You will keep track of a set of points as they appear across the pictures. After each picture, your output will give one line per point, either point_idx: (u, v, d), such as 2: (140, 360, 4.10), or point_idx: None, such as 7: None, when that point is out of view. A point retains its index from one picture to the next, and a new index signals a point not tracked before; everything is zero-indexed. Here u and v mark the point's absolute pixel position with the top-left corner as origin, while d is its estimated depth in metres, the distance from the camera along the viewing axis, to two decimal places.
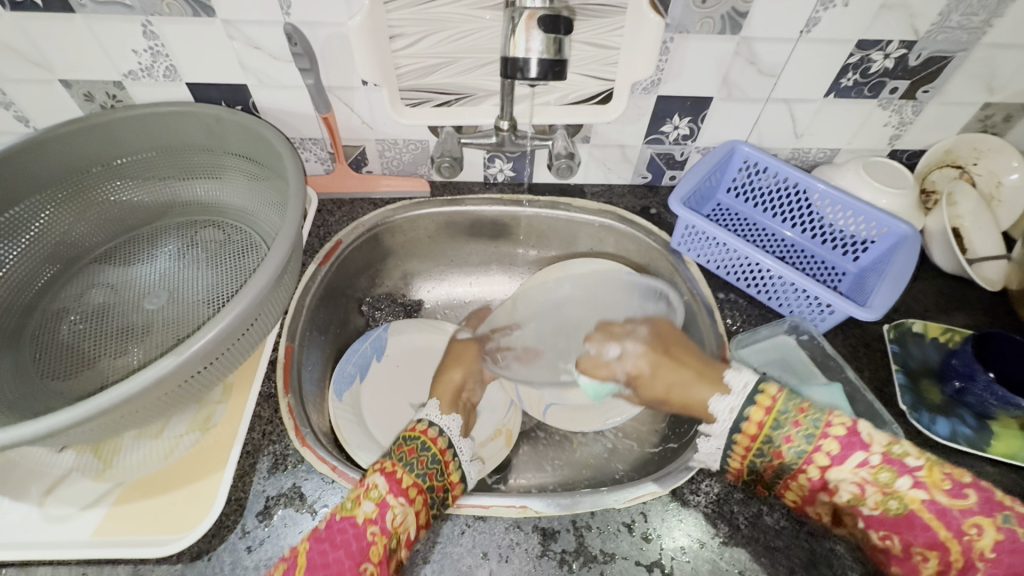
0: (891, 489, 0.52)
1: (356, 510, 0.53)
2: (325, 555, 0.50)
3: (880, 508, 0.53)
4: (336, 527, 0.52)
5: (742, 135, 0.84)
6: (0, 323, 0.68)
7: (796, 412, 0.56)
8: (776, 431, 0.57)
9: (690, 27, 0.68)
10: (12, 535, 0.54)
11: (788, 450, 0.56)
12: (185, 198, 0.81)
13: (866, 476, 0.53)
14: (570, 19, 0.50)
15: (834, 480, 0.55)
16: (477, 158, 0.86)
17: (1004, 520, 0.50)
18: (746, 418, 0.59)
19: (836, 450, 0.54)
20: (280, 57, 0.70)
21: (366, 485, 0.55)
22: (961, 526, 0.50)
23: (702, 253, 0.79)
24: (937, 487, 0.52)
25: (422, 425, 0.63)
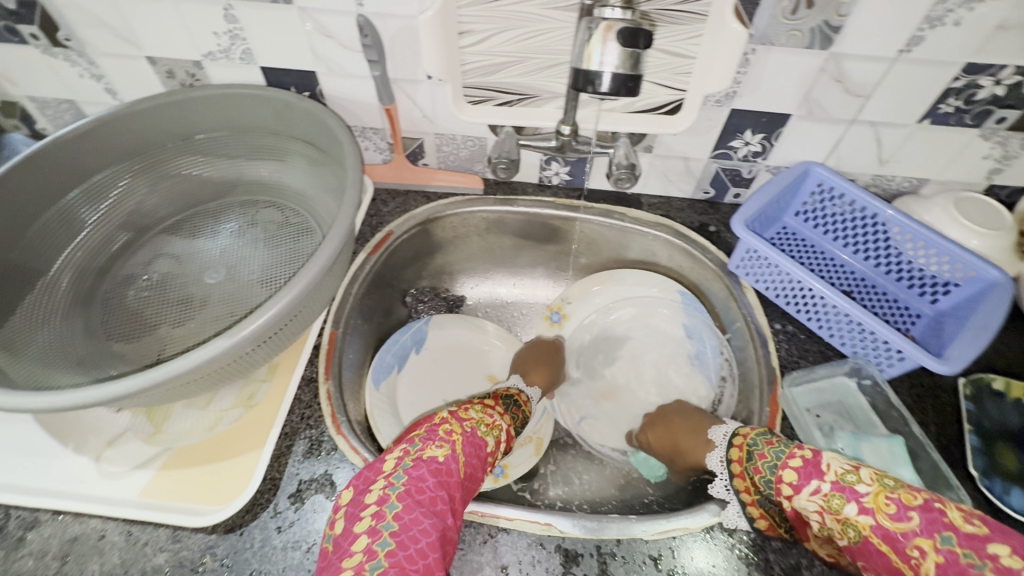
0: (844, 516, 0.51)
1: (487, 437, 0.62)
2: (471, 460, 0.58)
3: (846, 539, 0.51)
4: (476, 440, 0.60)
5: (819, 157, 0.78)
6: (76, 283, 0.73)
7: (763, 445, 0.60)
8: (750, 465, 0.59)
9: (775, 39, 0.64)
10: (70, 485, 0.57)
11: (763, 485, 0.57)
12: (250, 178, 0.83)
13: (822, 503, 0.52)
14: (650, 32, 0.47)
15: (802, 511, 0.54)
16: (534, 159, 0.84)
17: (943, 541, 0.44)
18: (731, 460, 0.62)
19: (795, 478, 0.55)
20: (349, 47, 0.70)
21: (494, 422, 0.65)
22: (905, 549, 0.46)
23: (763, 279, 0.74)
24: (880, 510, 0.49)
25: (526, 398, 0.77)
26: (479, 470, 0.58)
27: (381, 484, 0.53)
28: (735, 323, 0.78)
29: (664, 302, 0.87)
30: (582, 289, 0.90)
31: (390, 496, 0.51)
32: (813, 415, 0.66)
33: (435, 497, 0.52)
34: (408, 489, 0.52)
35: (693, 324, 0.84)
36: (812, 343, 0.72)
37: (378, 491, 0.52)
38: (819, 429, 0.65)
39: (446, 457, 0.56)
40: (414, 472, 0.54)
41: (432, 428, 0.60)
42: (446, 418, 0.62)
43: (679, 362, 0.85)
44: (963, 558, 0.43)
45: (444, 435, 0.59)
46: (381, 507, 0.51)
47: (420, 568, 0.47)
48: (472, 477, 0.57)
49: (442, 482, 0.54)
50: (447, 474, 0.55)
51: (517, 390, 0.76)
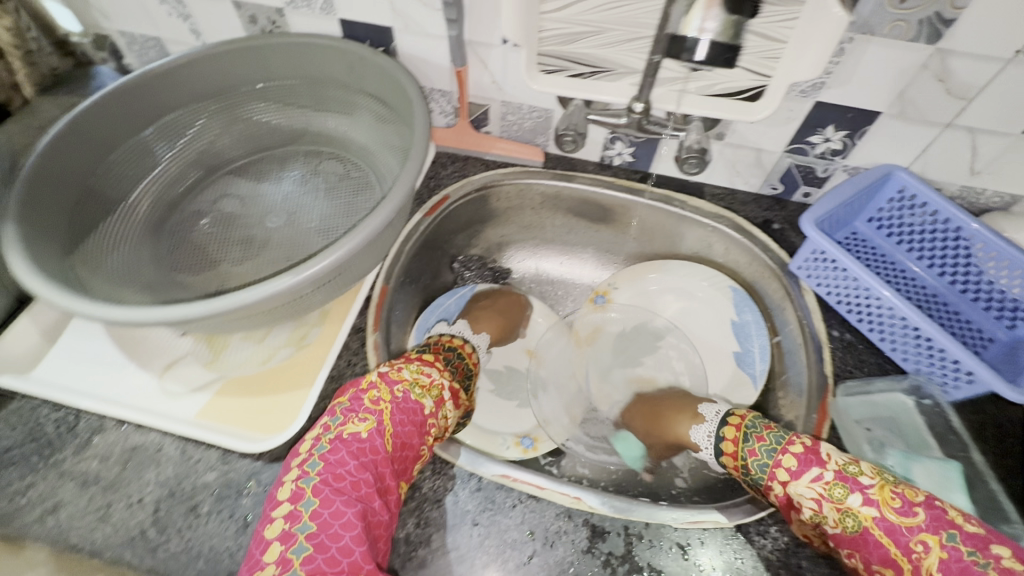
0: (845, 506, 0.54)
1: (423, 398, 0.59)
2: (403, 426, 0.56)
3: (840, 528, 0.54)
4: (409, 405, 0.57)
5: (903, 162, 0.73)
6: (150, 213, 0.76)
7: (762, 429, 0.62)
8: (745, 445, 0.62)
9: (877, 28, 0.60)
10: (134, 398, 0.61)
11: (754, 466, 0.60)
12: (317, 129, 0.84)
13: (823, 491, 0.55)
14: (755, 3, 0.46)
15: (795, 497, 0.56)
16: (599, 137, 0.82)
17: (950, 539, 0.49)
18: (724, 445, 0.65)
19: (795, 465, 0.56)
20: (429, 4, 0.70)
21: (432, 381, 0.61)
22: (907, 543, 0.51)
23: (826, 283, 0.71)
24: (887, 504, 0.52)
25: (466, 346, 0.73)
26: (414, 437, 0.56)
27: (293, 479, 0.52)
28: (788, 325, 0.75)
29: (713, 296, 0.85)
30: (633, 275, 0.88)
31: (305, 491, 0.50)
32: (864, 428, 0.64)
33: (357, 482, 0.51)
34: (324, 480, 0.51)
35: (741, 321, 0.82)
36: (870, 355, 0.69)
37: (291, 487, 0.51)
38: (868, 444, 0.62)
39: (369, 433, 0.54)
40: (333, 457, 0.52)
41: (356, 395, 0.58)
42: (374, 380, 0.59)
43: (722, 359, 0.82)
44: (966, 556, 0.48)
45: (368, 406, 0.56)
46: (294, 506, 0.50)
47: (345, 568, 0.47)
48: (406, 445, 0.56)
49: (365, 463, 0.52)
50: (371, 453, 0.53)
51: (451, 338, 0.73)
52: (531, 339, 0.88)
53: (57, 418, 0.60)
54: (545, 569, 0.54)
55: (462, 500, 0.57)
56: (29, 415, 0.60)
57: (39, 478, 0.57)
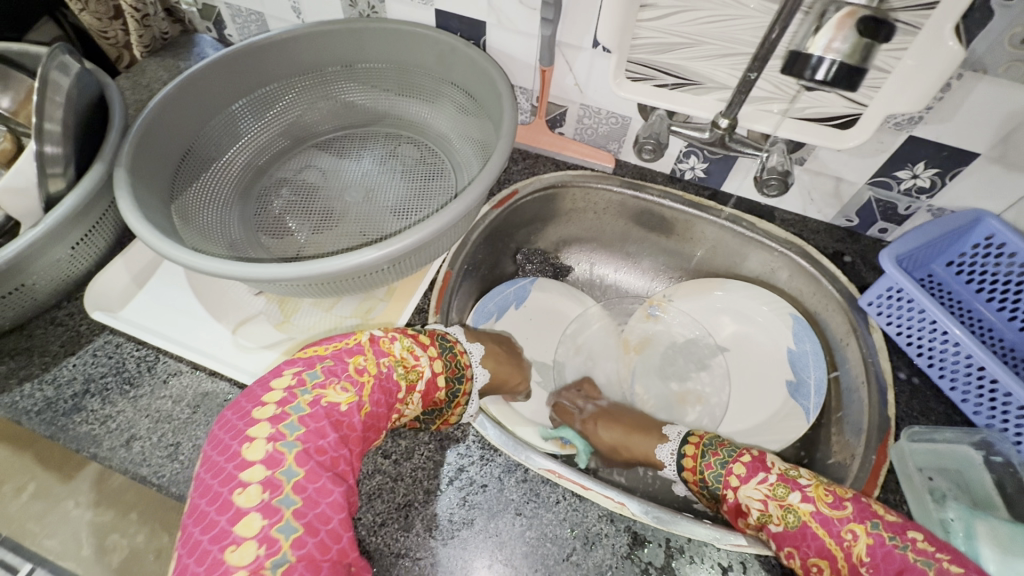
0: (788, 503, 0.58)
1: (402, 380, 0.60)
2: (379, 405, 0.58)
3: (782, 525, 0.58)
4: (387, 381, 0.59)
5: (995, 208, 0.70)
6: (238, 176, 0.80)
7: (717, 446, 0.65)
8: (702, 460, 0.65)
9: (991, 67, 0.57)
10: (211, 348, 0.65)
11: (711, 481, 0.63)
12: (399, 113, 0.87)
13: (768, 491, 0.60)
14: (892, 29, 0.44)
15: (744, 500, 0.61)
16: (674, 149, 0.82)
17: (874, 526, 0.54)
18: (684, 463, 0.66)
19: (742, 472, 0.62)
20: (527, 3, 0.71)
21: (416, 364, 0.60)
22: (839, 532, 0.55)
23: (898, 323, 0.69)
24: (821, 499, 0.57)
25: (467, 356, 0.64)
26: (384, 418, 0.58)
27: (268, 440, 0.52)
28: (850, 361, 0.73)
29: (773, 321, 0.83)
30: (698, 288, 0.88)
31: (284, 456, 0.51)
32: (925, 477, 0.61)
33: (337, 458, 0.53)
34: (306, 450, 0.52)
35: (799, 350, 0.80)
36: (937, 402, 0.66)
37: (264, 448, 0.52)
38: (928, 493, 0.60)
39: (349, 406, 0.56)
40: (313, 426, 0.54)
41: (339, 357, 0.59)
42: (363, 345, 0.61)
43: (774, 386, 0.80)
44: (888, 540, 0.53)
45: (351, 375, 0.58)
46: (272, 473, 0.50)
47: (334, 554, 0.48)
48: (376, 425, 0.58)
49: (343, 437, 0.55)
50: (348, 428, 0.55)
51: (450, 335, 0.65)
52: (579, 335, 0.87)
53: (139, 355, 0.64)
54: (584, 569, 0.54)
55: (507, 489, 0.58)
56: (114, 349, 0.65)
57: (118, 409, 0.61)
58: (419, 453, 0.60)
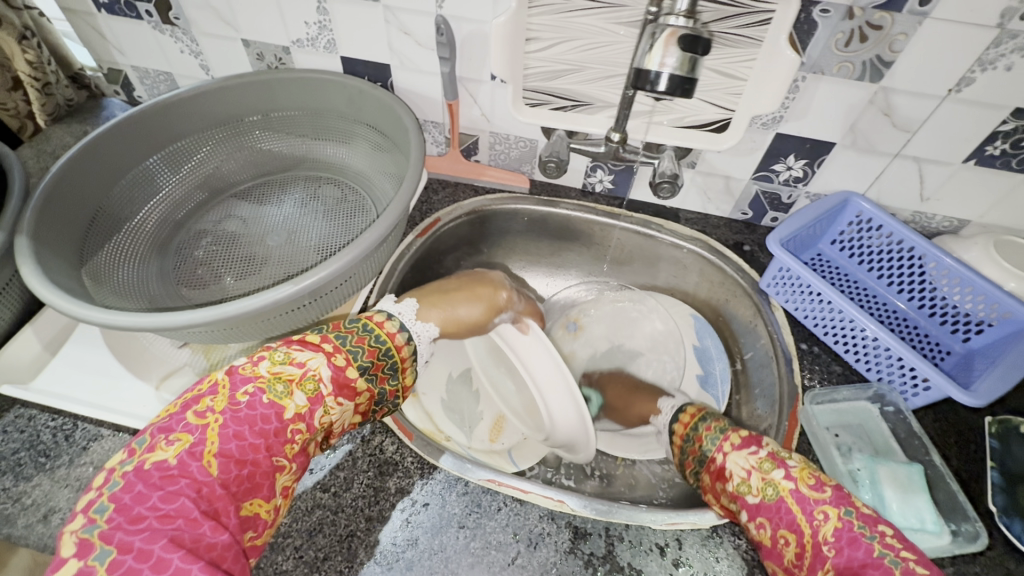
0: (769, 476, 0.57)
1: (285, 399, 0.55)
2: (235, 440, 0.51)
3: (760, 496, 0.56)
4: (255, 408, 0.53)
5: (860, 188, 0.80)
6: (154, 234, 0.80)
7: (713, 423, 0.66)
8: (697, 430, 0.66)
9: (826, 68, 0.67)
10: (135, 407, 0.63)
11: (703, 443, 0.64)
12: (317, 156, 0.89)
13: (755, 463, 0.59)
14: (709, 41, 0.51)
15: (729, 467, 0.60)
16: (581, 165, 0.88)
17: (847, 513, 0.53)
18: (676, 422, 0.71)
19: (737, 440, 0.62)
20: (424, 44, 0.77)
21: (307, 373, 0.56)
22: (813, 511, 0.54)
23: (792, 300, 0.76)
24: (802, 480, 0.56)
25: (388, 323, 0.65)
26: (249, 451, 0.52)
27: (76, 530, 0.45)
28: (759, 341, 0.80)
29: (677, 322, 0.90)
30: (611, 301, 0.94)
31: (92, 540, 0.44)
32: (832, 433, 0.67)
33: (168, 513, 0.46)
34: (115, 524, 0.45)
35: (702, 346, 0.87)
36: (836, 366, 0.73)
37: (75, 539, 0.44)
38: (836, 448, 0.65)
39: (180, 458, 0.49)
40: (129, 496, 0.47)
41: (182, 410, 0.53)
42: (215, 385, 0.55)
43: (687, 382, 0.86)
44: (857, 528, 0.52)
45: (189, 423, 0.52)
46: (83, 562, 0.43)
47: None
48: (243, 461, 0.51)
49: (175, 490, 0.48)
50: (185, 478, 0.48)
51: (373, 313, 0.66)
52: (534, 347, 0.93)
53: (55, 425, 0.62)
54: (529, 570, 0.55)
55: (449, 504, 0.59)
56: (27, 422, 0.62)
57: (34, 484, 0.58)
58: (358, 481, 0.60)
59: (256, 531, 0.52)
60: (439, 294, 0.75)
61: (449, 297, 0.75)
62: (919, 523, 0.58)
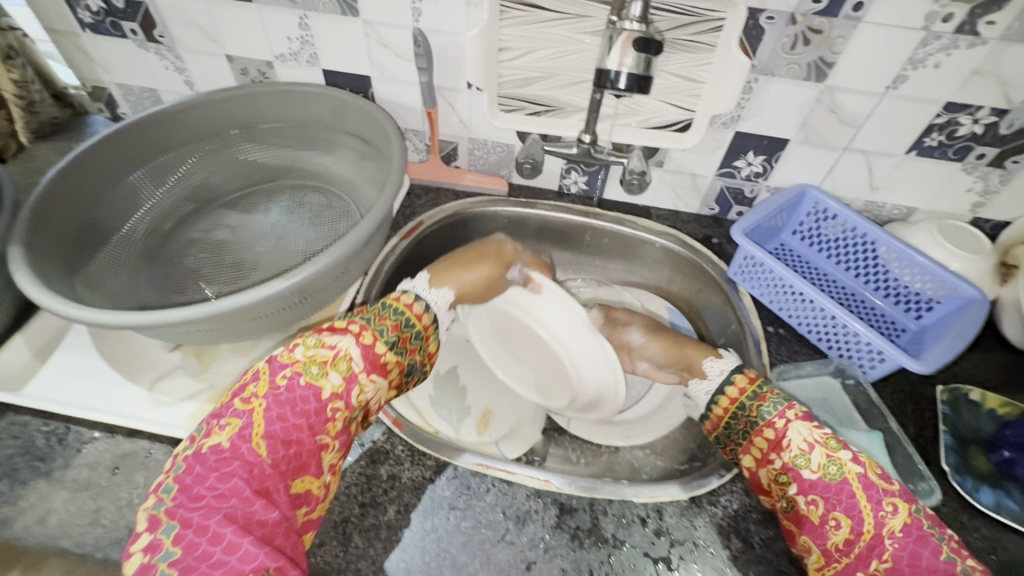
0: (835, 455, 0.57)
1: (322, 380, 0.57)
2: (279, 422, 0.54)
3: (821, 474, 0.57)
4: (296, 393, 0.56)
5: (815, 181, 0.86)
6: (143, 244, 0.82)
7: (768, 393, 0.65)
8: (753, 395, 0.65)
9: (776, 70, 0.73)
10: (128, 408, 0.64)
11: (761, 408, 0.64)
12: (302, 166, 0.92)
13: (819, 439, 0.58)
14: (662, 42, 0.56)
15: (791, 440, 0.59)
16: (556, 167, 0.93)
17: (916, 510, 0.54)
18: (732, 382, 0.68)
19: (801, 411, 0.61)
20: (403, 56, 0.81)
21: (338, 354, 0.59)
22: (880, 501, 0.54)
23: (757, 286, 0.81)
24: (871, 468, 0.56)
25: (405, 296, 0.68)
26: (294, 431, 0.54)
27: (146, 509, 0.49)
28: (730, 327, 0.84)
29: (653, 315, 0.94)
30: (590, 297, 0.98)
31: (160, 516, 0.48)
32: (798, 407, 0.71)
33: (223, 492, 0.50)
34: (179, 502, 0.49)
35: None
36: (801, 346, 0.78)
37: (147, 516, 0.49)
38: None
39: (232, 441, 0.53)
40: (190, 477, 0.51)
41: (233, 397, 0.57)
42: (258, 372, 0.58)
43: None
44: (926, 527, 0.53)
45: (237, 409, 0.55)
46: (153, 536, 0.47)
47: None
48: (289, 441, 0.54)
49: (229, 471, 0.51)
50: (238, 460, 0.52)
51: (397, 292, 0.69)
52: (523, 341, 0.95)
53: (49, 430, 0.63)
54: (519, 545, 0.58)
55: (439, 487, 0.61)
56: (19, 428, 0.63)
57: (30, 487, 0.59)
58: (350, 470, 0.62)
59: (309, 506, 0.55)
60: (448, 264, 0.78)
61: (457, 263, 0.78)
62: None
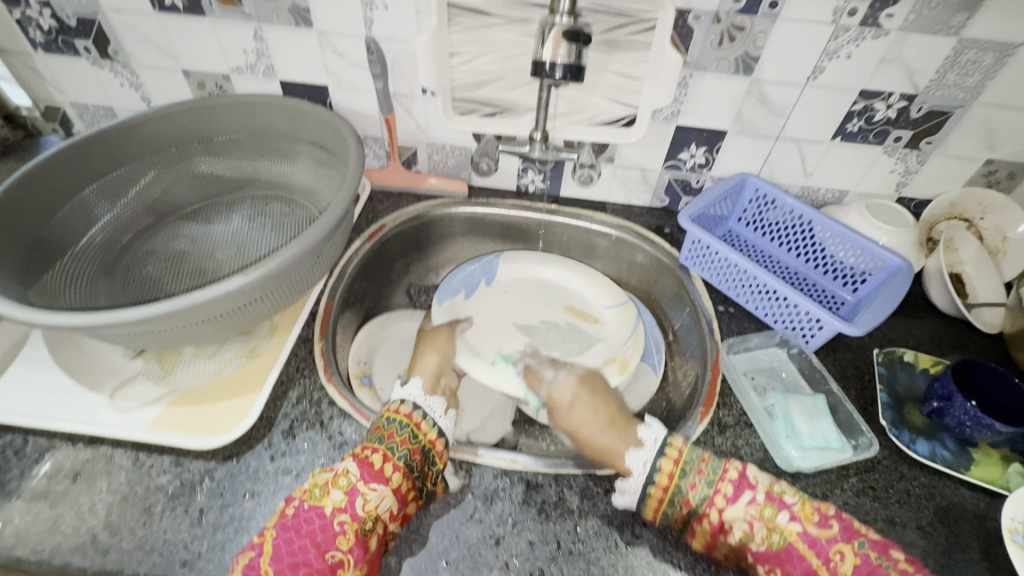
0: (774, 523, 0.56)
1: (325, 497, 0.55)
2: (288, 544, 0.52)
3: (767, 545, 0.56)
4: (303, 517, 0.54)
5: (754, 169, 0.92)
6: (100, 257, 0.81)
7: (699, 461, 0.60)
8: (682, 480, 0.60)
9: (707, 66, 0.78)
10: (87, 417, 0.64)
11: (693, 497, 0.59)
12: (262, 176, 0.93)
13: (756, 513, 0.57)
14: (590, 34, 0.61)
15: (731, 521, 0.57)
16: (513, 167, 0.96)
17: (860, 545, 0.54)
18: (660, 468, 0.60)
19: (730, 491, 0.58)
20: (358, 65, 0.84)
21: (339, 471, 0.57)
22: (829, 553, 0.54)
23: (707, 268, 0.85)
24: (808, 519, 0.56)
25: (403, 407, 0.64)
26: (304, 551, 0.52)
27: None
28: (685, 310, 0.89)
29: None
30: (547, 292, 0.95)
31: None
32: (749, 377, 0.75)
33: None
34: None
35: None
36: (750, 322, 0.83)
37: None
38: (754, 389, 0.73)
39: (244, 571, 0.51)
40: None
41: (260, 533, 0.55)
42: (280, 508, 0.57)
43: None
44: (875, 560, 0.53)
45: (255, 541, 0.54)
46: None
47: None
48: (297, 563, 0.51)
49: None
50: None
51: (395, 404, 0.65)
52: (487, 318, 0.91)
53: (3, 443, 0.62)
54: (488, 524, 0.59)
55: None
56: None
57: None
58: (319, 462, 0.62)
59: None
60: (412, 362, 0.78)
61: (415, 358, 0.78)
62: (825, 442, 0.66)
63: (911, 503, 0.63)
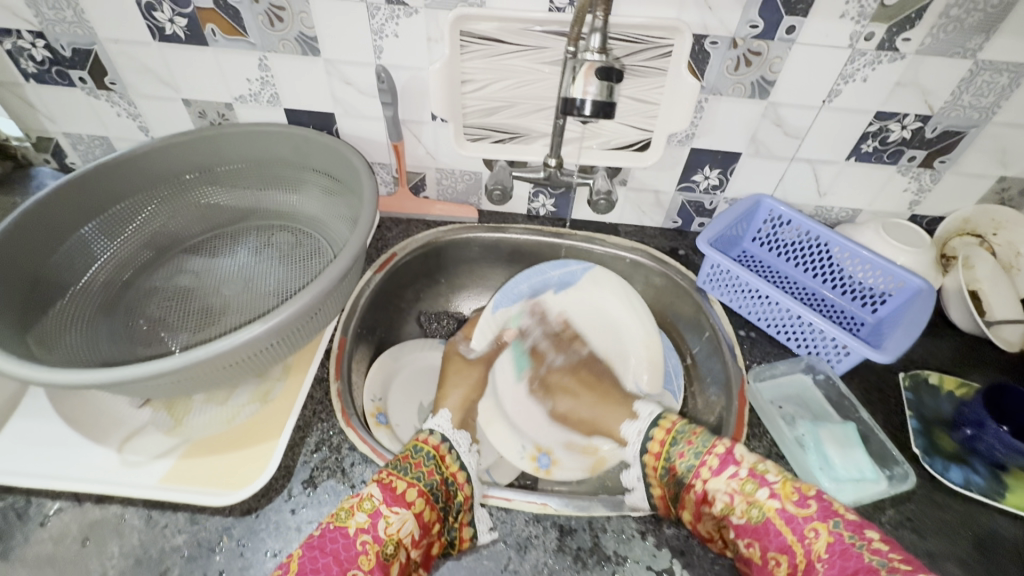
0: (753, 497, 0.58)
1: (351, 520, 0.54)
2: (313, 564, 0.51)
3: (746, 518, 0.58)
4: (328, 536, 0.53)
5: (768, 190, 0.91)
6: (101, 297, 0.78)
7: (689, 434, 0.66)
8: (672, 448, 0.66)
9: (723, 90, 0.77)
10: (95, 474, 0.60)
11: (682, 464, 0.64)
12: (267, 206, 0.91)
13: (736, 486, 0.59)
14: (621, 70, 0.59)
15: (711, 491, 0.60)
16: (524, 192, 0.95)
17: (835, 524, 0.53)
18: (651, 439, 0.70)
19: (715, 464, 0.62)
20: (367, 93, 0.82)
21: (363, 495, 0.57)
22: (804, 530, 0.54)
23: (726, 293, 0.84)
24: (787, 497, 0.57)
25: (431, 438, 0.67)
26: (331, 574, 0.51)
27: None
28: (704, 334, 0.87)
29: None
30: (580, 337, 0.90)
31: None
32: (777, 406, 0.73)
33: None
34: None
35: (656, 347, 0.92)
36: (772, 347, 0.82)
37: None
38: (783, 418, 0.71)
39: None
40: None
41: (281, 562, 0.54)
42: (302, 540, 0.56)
43: None
44: (848, 539, 0.52)
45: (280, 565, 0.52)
46: None
47: None
48: None
49: None
50: None
51: (425, 434, 0.68)
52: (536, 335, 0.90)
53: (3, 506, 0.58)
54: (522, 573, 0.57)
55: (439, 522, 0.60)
56: None
57: None
58: None
59: None
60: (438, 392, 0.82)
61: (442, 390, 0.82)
62: (860, 473, 0.65)
63: (949, 534, 0.62)
